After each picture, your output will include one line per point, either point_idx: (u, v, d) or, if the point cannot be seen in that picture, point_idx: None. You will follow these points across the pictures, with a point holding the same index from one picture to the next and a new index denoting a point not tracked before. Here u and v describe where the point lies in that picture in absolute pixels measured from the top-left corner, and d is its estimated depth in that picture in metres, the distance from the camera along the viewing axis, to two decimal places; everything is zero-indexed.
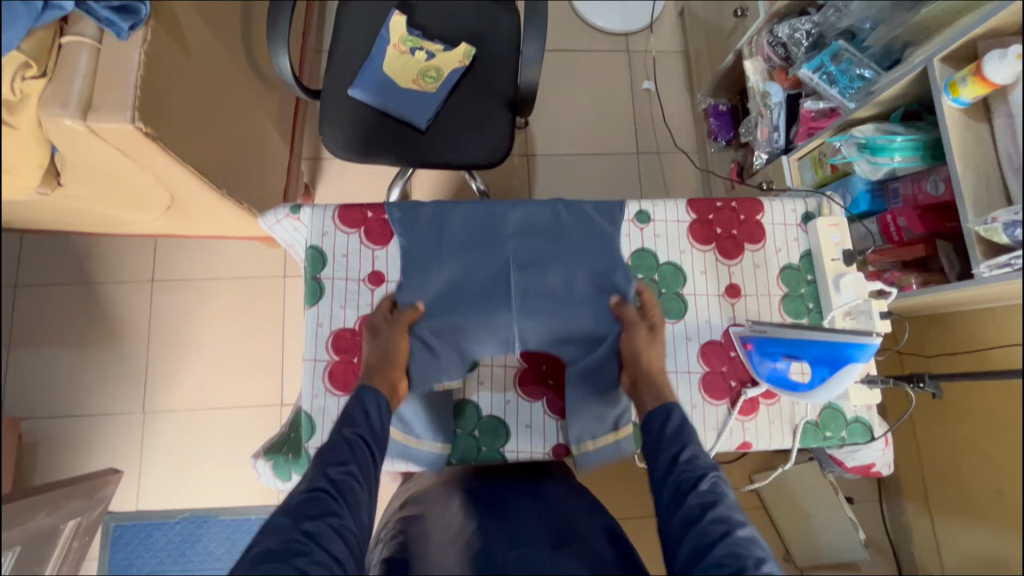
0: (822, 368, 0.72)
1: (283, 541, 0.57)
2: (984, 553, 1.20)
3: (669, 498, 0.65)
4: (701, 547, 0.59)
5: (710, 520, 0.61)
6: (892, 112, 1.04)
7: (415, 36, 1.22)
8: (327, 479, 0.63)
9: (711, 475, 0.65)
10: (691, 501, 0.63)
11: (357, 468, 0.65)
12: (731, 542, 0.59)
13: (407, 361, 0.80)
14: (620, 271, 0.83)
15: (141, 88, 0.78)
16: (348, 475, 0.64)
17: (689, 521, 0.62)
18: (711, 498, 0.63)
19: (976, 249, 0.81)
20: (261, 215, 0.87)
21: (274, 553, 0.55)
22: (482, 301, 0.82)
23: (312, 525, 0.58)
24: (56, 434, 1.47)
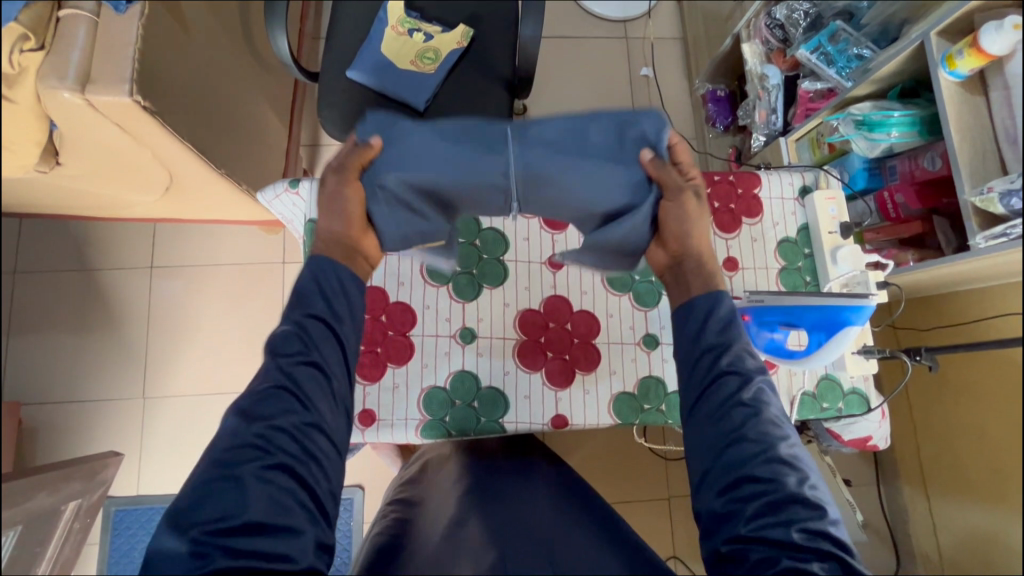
0: (819, 334, 0.76)
1: (239, 442, 0.58)
2: (979, 530, 1.22)
3: (710, 404, 0.64)
4: (742, 458, 0.60)
5: (748, 422, 0.62)
6: (890, 90, 1.04)
7: (413, 17, 1.22)
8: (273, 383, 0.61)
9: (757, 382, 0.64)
10: (737, 411, 0.62)
11: (318, 358, 0.63)
12: (767, 448, 0.60)
13: (373, 212, 0.72)
14: (648, 119, 0.68)
15: (139, 61, 0.78)
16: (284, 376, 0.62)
17: (733, 431, 0.62)
18: (755, 408, 0.63)
19: (972, 221, 0.81)
20: (260, 191, 0.87)
21: (230, 456, 0.57)
22: (470, 155, 0.69)
23: (269, 432, 0.58)
24: (57, 419, 1.48)
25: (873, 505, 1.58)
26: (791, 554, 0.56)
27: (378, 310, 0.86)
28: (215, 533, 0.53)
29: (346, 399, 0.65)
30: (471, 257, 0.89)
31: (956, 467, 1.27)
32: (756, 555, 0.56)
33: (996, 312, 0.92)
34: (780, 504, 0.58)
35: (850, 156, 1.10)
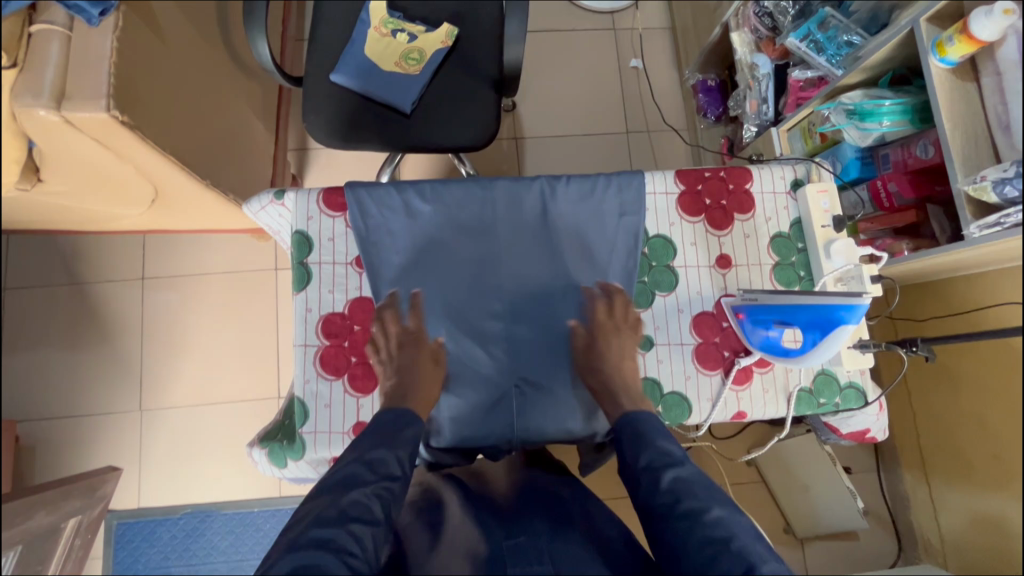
0: (814, 333, 0.71)
1: (352, 499, 0.58)
2: (981, 515, 1.22)
3: (646, 492, 0.64)
4: (679, 537, 0.58)
5: (682, 516, 0.59)
6: (880, 77, 1.03)
7: (396, 18, 1.20)
8: (375, 486, 0.60)
9: (674, 476, 0.63)
10: (664, 496, 0.62)
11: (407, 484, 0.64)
12: (705, 529, 0.57)
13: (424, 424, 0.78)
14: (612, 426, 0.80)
15: (115, 75, 0.77)
16: (390, 487, 0.61)
17: (666, 509, 0.61)
18: (671, 497, 0.62)
19: (966, 209, 0.80)
20: (246, 203, 0.85)
21: (342, 507, 0.56)
22: (480, 427, 0.78)
23: (357, 527, 0.55)
24: (56, 434, 1.47)
25: (874, 491, 1.59)
26: None
27: (361, 320, 0.79)
28: (342, 522, 0.55)
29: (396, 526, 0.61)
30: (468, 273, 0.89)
31: (956, 453, 1.28)
32: None
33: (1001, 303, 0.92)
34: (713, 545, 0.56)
35: (842, 146, 1.09)
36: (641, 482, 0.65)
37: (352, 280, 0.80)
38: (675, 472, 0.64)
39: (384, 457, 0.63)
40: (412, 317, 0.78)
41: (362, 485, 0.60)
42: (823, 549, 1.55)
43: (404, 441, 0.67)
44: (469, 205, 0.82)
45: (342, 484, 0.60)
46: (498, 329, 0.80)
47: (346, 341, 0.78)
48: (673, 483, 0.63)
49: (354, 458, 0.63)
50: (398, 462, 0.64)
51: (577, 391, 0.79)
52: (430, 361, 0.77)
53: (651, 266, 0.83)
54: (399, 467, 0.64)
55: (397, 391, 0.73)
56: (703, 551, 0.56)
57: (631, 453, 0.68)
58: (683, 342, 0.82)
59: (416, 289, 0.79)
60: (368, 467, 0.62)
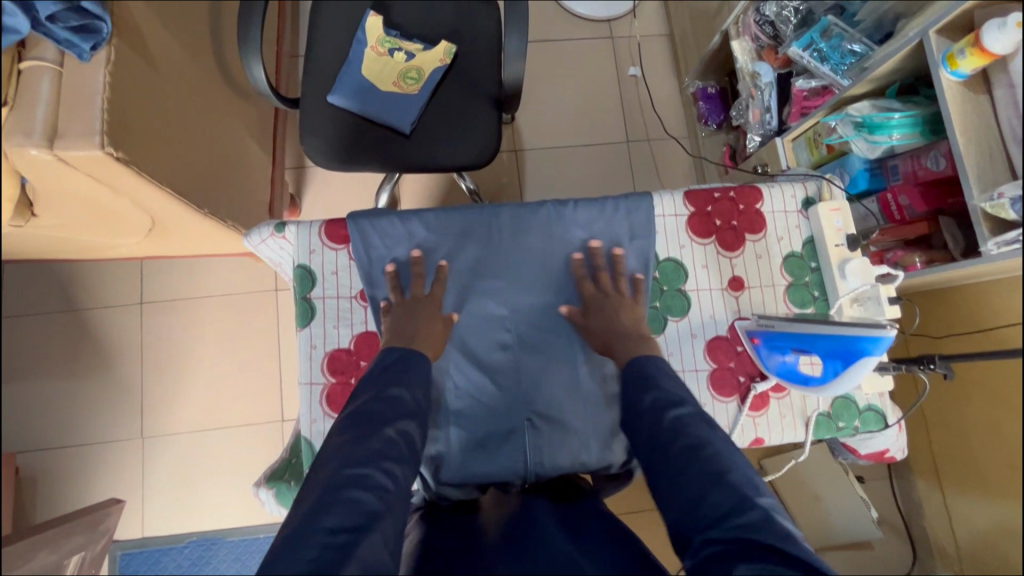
0: (835, 362, 0.69)
1: (375, 440, 0.58)
2: (999, 524, 1.20)
3: (648, 428, 0.64)
4: (677, 472, 0.59)
5: (682, 449, 0.60)
6: (888, 87, 1.01)
7: (393, 36, 1.18)
8: (396, 426, 0.61)
9: (679, 413, 0.64)
10: (667, 431, 0.62)
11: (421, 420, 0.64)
12: (705, 462, 0.59)
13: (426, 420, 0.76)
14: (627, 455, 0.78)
15: (108, 111, 0.75)
16: (410, 425, 0.62)
17: (671, 443, 0.61)
18: (673, 433, 0.62)
19: (983, 226, 0.78)
20: (246, 235, 0.83)
21: (366, 448, 0.57)
22: (491, 465, 0.75)
23: (389, 466, 0.56)
24: (56, 464, 1.45)
25: (887, 499, 1.57)
26: (728, 525, 0.54)
27: (367, 356, 0.77)
28: (375, 460, 0.56)
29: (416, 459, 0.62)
30: None
31: (971, 463, 1.26)
32: (701, 540, 0.54)
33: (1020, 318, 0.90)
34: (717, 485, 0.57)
35: (850, 157, 1.08)
36: (643, 420, 0.65)
37: (357, 314, 0.78)
38: (680, 411, 0.64)
39: (401, 392, 0.64)
40: (437, 285, 0.78)
41: (388, 423, 0.60)
42: (837, 559, 1.54)
43: (416, 380, 0.67)
44: (474, 232, 0.80)
45: (367, 423, 0.60)
46: (508, 360, 0.78)
47: (352, 378, 0.76)
48: (675, 421, 0.63)
49: (372, 396, 0.63)
50: (415, 398, 0.65)
51: (589, 420, 0.77)
52: (440, 322, 0.76)
53: (662, 290, 0.81)
54: (416, 403, 0.65)
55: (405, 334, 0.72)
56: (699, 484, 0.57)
57: (636, 392, 0.68)
58: (697, 368, 0.80)
59: (443, 261, 0.79)
60: (386, 406, 0.62)
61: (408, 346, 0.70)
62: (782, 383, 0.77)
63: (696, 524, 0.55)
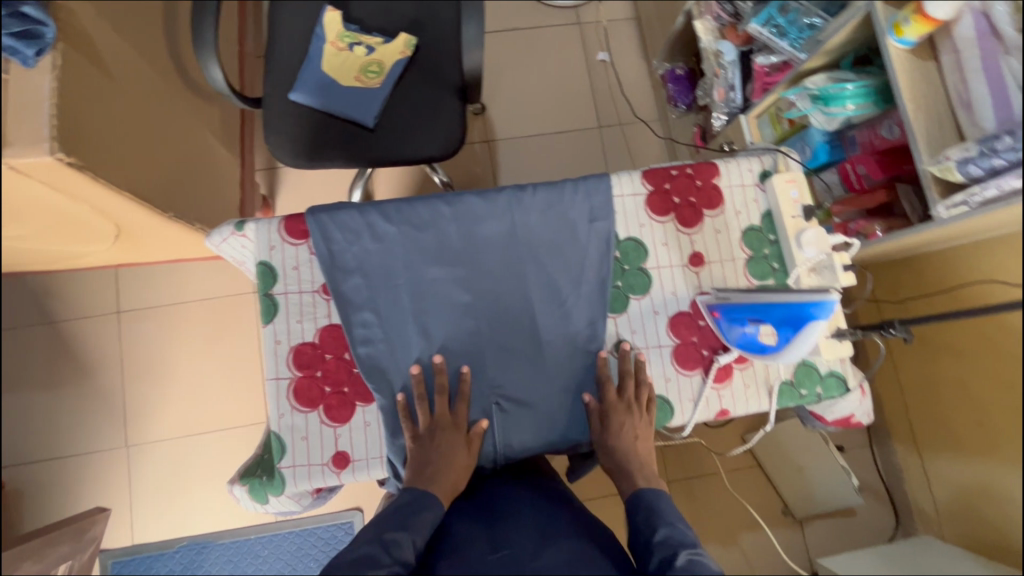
0: (787, 330, 0.71)
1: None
2: (967, 482, 1.24)
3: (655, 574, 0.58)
4: None
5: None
6: (843, 59, 1.02)
7: (352, 30, 1.18)
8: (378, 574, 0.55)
9: (686, 551, 0.59)
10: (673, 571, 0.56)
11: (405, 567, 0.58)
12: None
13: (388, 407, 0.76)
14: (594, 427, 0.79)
15: (57, 116, 0.74)
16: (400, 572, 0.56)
17: None
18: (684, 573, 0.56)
19: (933, 190, 0.79)
20: (207, 236, 0.83)
21: None
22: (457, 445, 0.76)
23: None
24: (42, 477, 1.44)
25: (867, 466, 1.60)
26: None
27: (333, 348, 0.77)
28: None
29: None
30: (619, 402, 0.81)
31: (944, 422, 1.29)
32: None
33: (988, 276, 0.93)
34: None
35: (810, 130, 1.10)
36: (653, 560, 0.60)
37: (320, 307, 0.78)
38: (692, 553, 0.59)
39: (400, 538, 0.60)
40: (460, 404, 0.76)
41: (377, 568, 0.56)
42: (821, 528, 1.57)
43: (422, 525, 0.63)
44: (435, 223, 0.80)
45: (352, 567, 0.56)
46: (473, 345, 0.79)
47: (319, 371, 0.77)
48: (687, 562, 0.57)
49: (369, 538, 0.60)
50: (412, 547, 0.60)
51: (556, 397, 0.79)
52: (466, 446, 0.74)
53: (624, 269, 0.82)
54: (413, 553, 0.60)
55: (425, 470, 0.70)
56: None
57: (646, 527, 0.64)
58: (661, 344, 0.81)
59: (465, 360, 0.78)
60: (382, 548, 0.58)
61: (423, 489, 0.68)
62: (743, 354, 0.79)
63: None
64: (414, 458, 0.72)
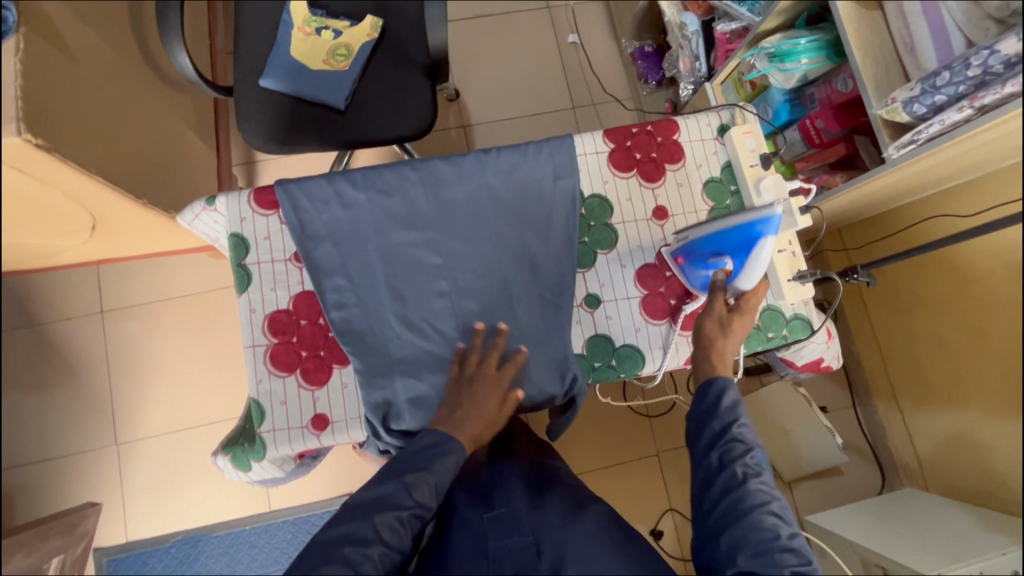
0: (741, 256, 0.74)
1: (365, 524, 0.65)
2: (951, 434, 1.24)
3: (716, 462, 0.69)
4: (737, 513, 0.65)
5: (755, 494, 0.65)
6: (798, 18, 1.05)
7: (319, 16, 1.19)
8: (396, 514, 0.66)
9: (756, 455, 0.68)
10: (738, 472, 0.67)
11: (422, 506, 0.68)
12: (771, 513, 0.64)
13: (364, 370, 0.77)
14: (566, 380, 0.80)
15: (23, 98, 0.75)
16: (415, 514, 0.67)
17: (735, 486, 0.67)
18: (750, 476, 0.67)
19: (883, 132, 0.82)
20: (179, 214, 0.84)
21: (351, 537, 0.64)
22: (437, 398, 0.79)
23: (353, 550, 0.62)
24: (32, 480, 1.44)
25: (853, 427, 1.62)
26: None
27: (307, 314, 0.79)
28: (341, 544, 0.63)
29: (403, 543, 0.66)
30: (606, 348, 0.82)
31: (921, 374, 1.31)
32: None
33: (942, 212, 0.99)
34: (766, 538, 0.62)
35: (771, 91, 1.13)
36: (716, 449, 0.70)
37: (293, 275, 0.79)
38: (757, 456, 0.68)
39: (422, 482, 0.68)
40: (510, 367, 0.77)
41: (396, 509, 0.66)
42: (810, 489, 1.60)
43: (433, 469, 0.70)
44: (402, 188, 0.82)
45: (375, 503, 0.67)
46: (446, 305, 0.80)
47: (294, 337, 0.78)
48: (751, 465, 0.68)
49: (386, 480, 0.68)
50: (431, 490, 0.69)
51: (529, 351, 0.80)
52: (499, 402, 0.76)
53: (589, 225, 0.84)
54: (432, 494, 0.69)
55: (454, 417, 0.74)
56: (764, 534, 0.63)
57: (728, 415, 0.71)
58: (629, 296, 0.83)
59: (435, 321, 0.80)
60: (402, 488, 0.67)
61: (446, 432, 0.72)
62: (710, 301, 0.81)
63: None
64: (454, 404, 0.75)
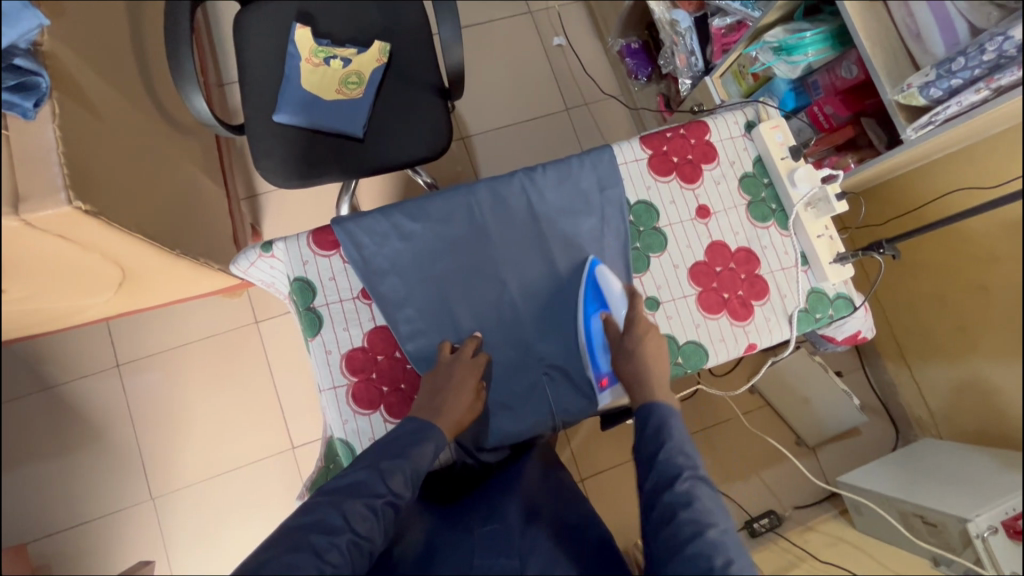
0: (591, 310, 0.82)
1: (332, 510, 0.61)
2: (960, 382, 1.31)
3: (649, 489, 0.66)
4: (674, 542, 0.60)
5: (685, 519, 0.61)
6: (796, 11, 1.11)
7: (325, 45, 1.18)
8: (371, 501, 0.62)
9: (689, 477, 0.64)
10: (667, 498, 0.63)
11: (394, 494, 0.64)
12: (706, 542, 0.59)
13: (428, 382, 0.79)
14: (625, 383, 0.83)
15: (66, 164, 0.73)
16: (392, 502, 0.63)
17: (667, 514, 0.62)
18: (684, 499, 0.63)
19: (900, 116, 0.88)
20: (232, 262, 0.84)
21: (317, 525, 0.59)
22: (516, 410, 0.81)
23: (323, 539, 0.58)
24: (70, 546, 1.40)
25: (864, 387, 1.70)
26: None
27: (383, 349, 0.80)
28: (307, 531, 0.59)
29: (373, 540, 0.61)
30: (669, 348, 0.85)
31: (926, 332, 1.39)
32: None
33: (950, 189, 1.07)
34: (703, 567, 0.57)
35: (775, 81, 1.18)
36: (649, 474, 0.67)
37: (363, 312, 0.80)
38: (695, 480, 0.65)
39: (397, 469, 0.65)
40: (478, 354, 0.79)
41: (369, 497, 0.62)
42: (832, 451, 1.68)
43: (419, 455, 0.68)
44: (457, 215, 0.83)
45: (348, 490, 0.63)
46: (516, 326, 0.83)
47: (373, 373, 0.79)
48: (688, 487, 0.64)
49: (366, 467, 0.65)
50: (406, 478, 0.65)
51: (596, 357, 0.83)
52: (476, 389, 0.76)
53: (639, 231, 0.88)
54: (408, 483, 0.66)
55: (433, 403, 0.73)
56: (697, 564, 0.58)
57: (653, 442, 0.69)
58: (685, 294, 0.87)
59: (505, 343, 0.82)
60: (375, 473, 0.64)
61: (427, 420, 0.71)
62: (711, 295, 0.87)
63: None
64: (428, 381, 0.76)
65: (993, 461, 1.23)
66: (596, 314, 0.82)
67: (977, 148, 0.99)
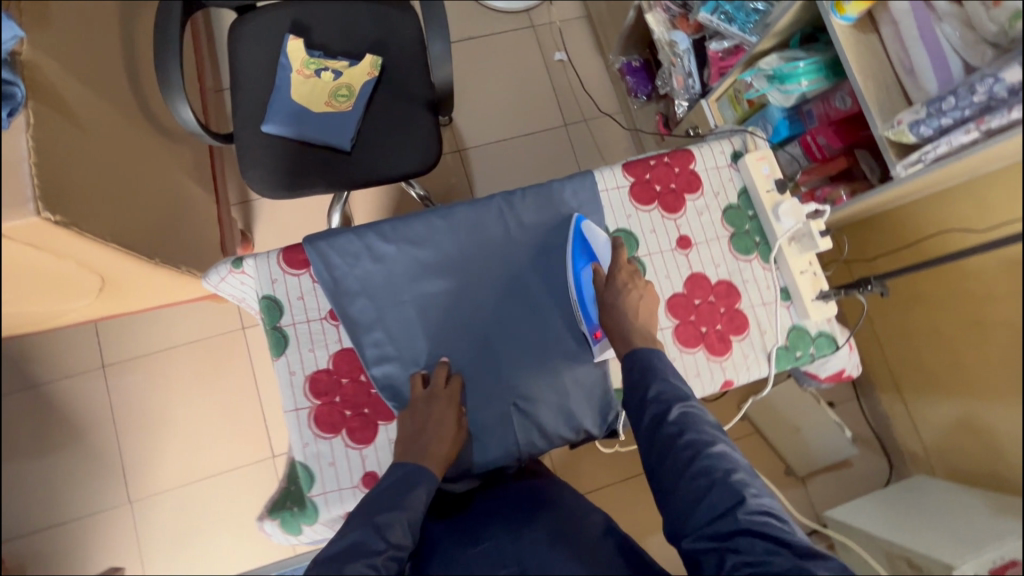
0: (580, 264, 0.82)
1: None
2: (954, 420, 1.27)
3: (645, 427, 0.67)
4: (677, 467, 0.61)
5: (683, 446, 0.62)
6: (791, 39, 1.09)
7: (317, 57, 1.18)
8: (375, 559, 0.57)
9: (679, 406, 0.66)
10: (662, 430, 0.65)
11: (397, 548, 0.60)
12: (704, 458, 0.60)
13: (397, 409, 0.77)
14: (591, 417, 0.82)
15: (38, 174, 0.73)
16: (396, 557, 0.59)
17: (666, 444, 0.64)
18: (679, 428, 0.64)
19: (890, 152, 0.85)
20: (203, 277, 0.83)
21: None
22: (481, 440, 0.79)
23: None
24: (46, 548, 1.40)
25: (858, 418, 1.65)
26: (732, 536, 0.55)
27: (348, 372, 0.79)
28: None
29: None
30: None
31: (916, 363, 1.35)
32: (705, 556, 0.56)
33: (942, 226, 1.05)
34: (707, 485, 0.58)
35: (770, 108, 1.16)
36: (642, 413, 0.68)
37: (330, 334, 0.79)
38: (684, 406, 0.66)
39: (395, 520, 0.62)
40: (449, 385, 0.78)
41: (369, 555, 0.57)
42: (823, 482, 1.64)
43: (411, 501, 0.65)
44: (432, 237, 0.82)
45: (346, 553, 0.58)
46: (487, 353, 0.81)
47: (337, 397, 0.78)
48: (681, 415, 0.65)
49: (360, 524, 0.60)
50: (405, 528, 0.62)
51: (566, 388, 0.81)
52: (455, 418, 0.75)
53: None
54: (407, 533, 0.62)
55: (414, 446, 0.72)
56: (699, 482, 0.59)
57: (641, 383, 0.70)
58: (662, 326, 0.85)
59: (475, 371, 0.81)
60: (373, 530, 0.60)
61: (417, 465, 0.69)
62: (689, 330, 0.85)
63: (687, 528, 0.58)
64: (407, 419, 0.75)
65: (986, 504, 1.19)
66: (587, 266, 0.83)
67: (972, 183, 0.97)
